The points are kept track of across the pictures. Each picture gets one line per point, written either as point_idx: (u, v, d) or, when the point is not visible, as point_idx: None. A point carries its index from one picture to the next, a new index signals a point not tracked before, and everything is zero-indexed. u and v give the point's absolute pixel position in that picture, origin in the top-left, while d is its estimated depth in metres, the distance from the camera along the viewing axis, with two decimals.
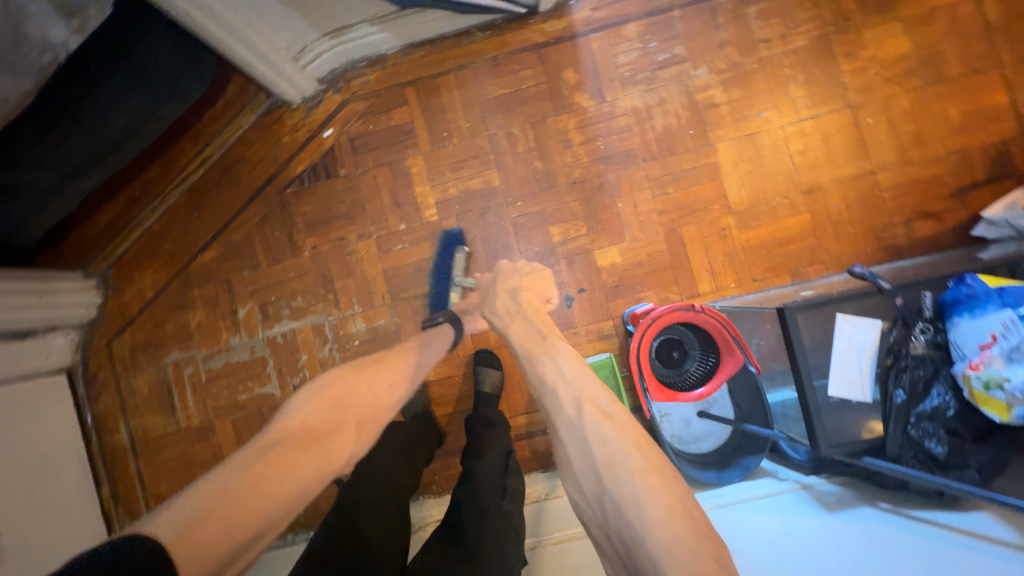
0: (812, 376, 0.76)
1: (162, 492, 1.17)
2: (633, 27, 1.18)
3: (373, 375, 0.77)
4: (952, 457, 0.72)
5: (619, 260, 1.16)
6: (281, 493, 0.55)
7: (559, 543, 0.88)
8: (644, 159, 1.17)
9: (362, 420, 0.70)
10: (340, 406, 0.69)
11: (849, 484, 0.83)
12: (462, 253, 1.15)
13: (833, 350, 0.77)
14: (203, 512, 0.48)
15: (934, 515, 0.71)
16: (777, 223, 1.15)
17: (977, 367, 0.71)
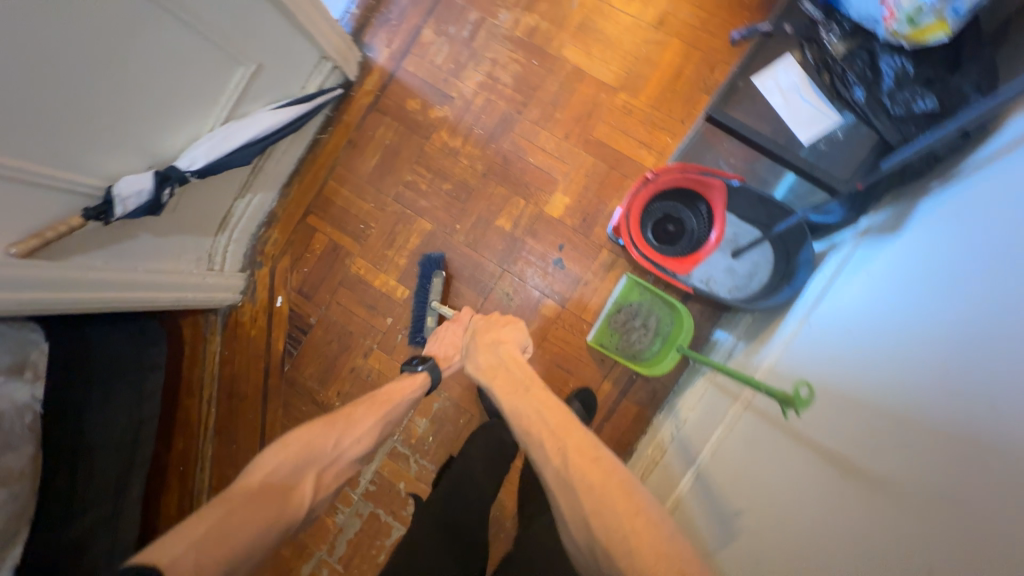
0: (776, 142, 0.79)
1: None
2: (427, 31, 1.24)
3: (380, 406, 0.79)
4: (948, 99, 0.67)
5: (569, 199, 1.17)
6: (264, 509, 0.56)
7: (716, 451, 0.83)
8: (520, 112, 1.20)
9: (350, 433, 0.71)
10: (336, 423, 0.71)
11: (896, 197, 0.78)
12: (440, 276, 1.15)
13: (774, 104, 0.78)
14: (193, 531, 0.50)
15: (982, 155, 0.65)
16: (660, 66, 1.16)
17: (893, 17, 0.68)
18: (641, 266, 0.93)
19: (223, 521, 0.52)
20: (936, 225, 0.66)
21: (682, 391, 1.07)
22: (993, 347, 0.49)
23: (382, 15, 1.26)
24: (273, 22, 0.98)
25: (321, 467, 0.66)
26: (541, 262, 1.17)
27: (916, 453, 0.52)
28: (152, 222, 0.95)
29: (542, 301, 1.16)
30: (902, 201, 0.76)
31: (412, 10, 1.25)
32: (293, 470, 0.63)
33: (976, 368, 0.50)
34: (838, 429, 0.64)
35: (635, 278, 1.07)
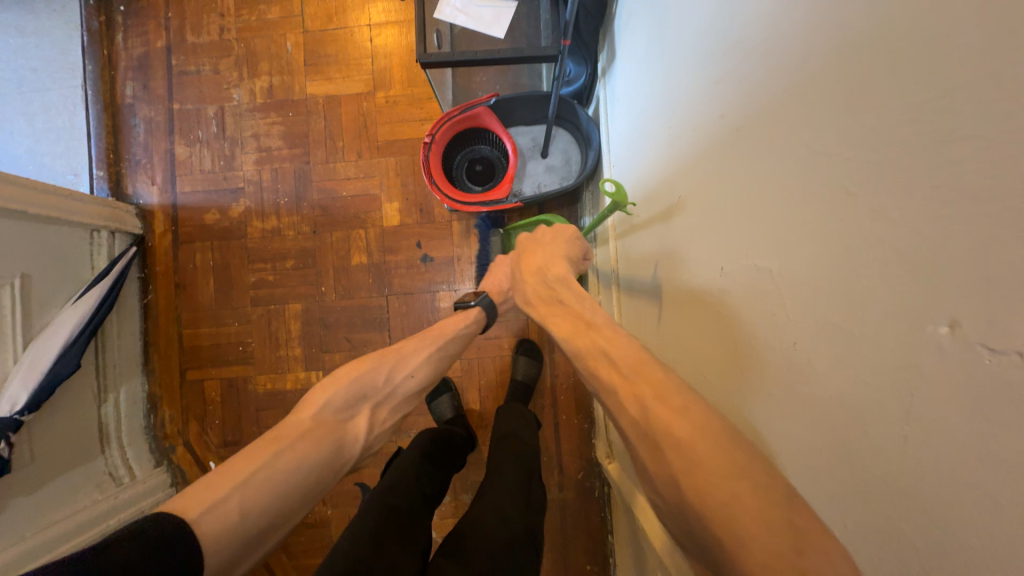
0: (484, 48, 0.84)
1: None
2: (180, 148, 1.22)
3: (432, 341, 0.72)
4: None
5: (398, 202, 1.20)
6: (323, 438, 0.55)
7: (625, 311, 0.88)
8: (307, 162, 1.22)
9: (401, 366, 0.66)
10: (386, 356, 0.66)
11: (605, 34, 0.89)
12: (495, 236, 1.14)
13: (463, 24, 0.85)
14: (234, 472, 0.48)
15: None
16: (391, 50, 1.21)
17: None
18: (474, 210, 0.97)
19: (272, 460, 0.50)
20: (627, 29, 0.77)
21: (589, 288, 1.13)
22: (683, 75, 0.58)
23: (130, 161, 1.22)
24: (8, 229, 0.92)
25: (374, 400, 0.63)
26: (413, 267, 1.19)
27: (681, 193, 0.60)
28: (14, 481, 0.86)
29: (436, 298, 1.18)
30: (611, 33, 0.86)
31: (153, 140, 1.22)
32: (346, 402, 0.60)
33: (680, 100, 0.59)
34: (652, 225, 0.70)
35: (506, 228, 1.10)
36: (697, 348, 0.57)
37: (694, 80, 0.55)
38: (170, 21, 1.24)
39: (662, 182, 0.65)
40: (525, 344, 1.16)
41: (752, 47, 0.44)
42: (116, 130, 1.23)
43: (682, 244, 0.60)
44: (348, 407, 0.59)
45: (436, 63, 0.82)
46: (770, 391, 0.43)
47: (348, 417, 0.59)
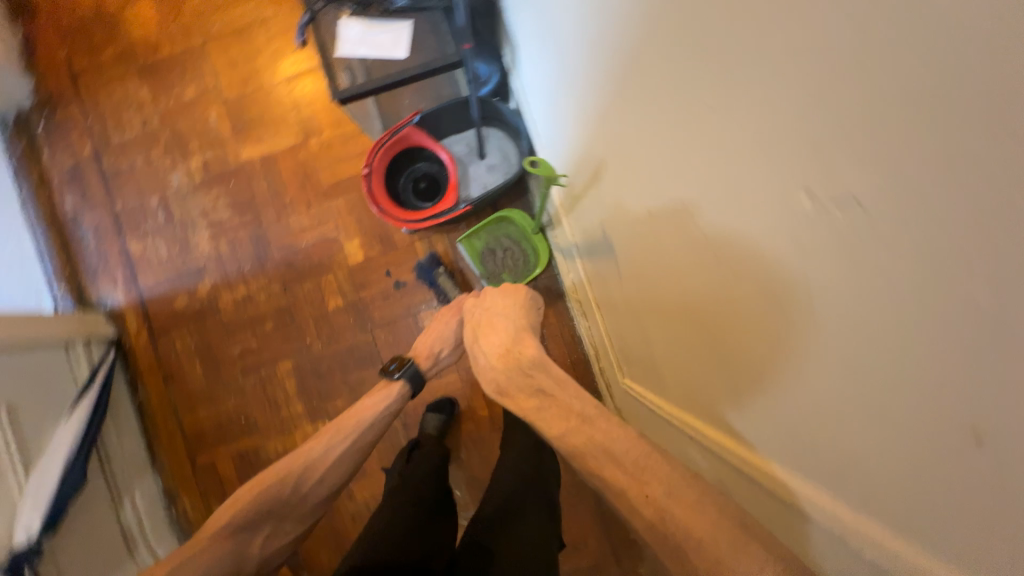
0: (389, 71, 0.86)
1: None
2: (132, 245, 1.23)
3: (347, 436, 0.71)
4: None
5: (359, 238, 1.22)
6: (233, 548, 0.59)
7: (596, 277, 0.91)
8: (261, 223, 1.23)
9: (315, 470, 0.68)
10: (299, 458, 0.68)
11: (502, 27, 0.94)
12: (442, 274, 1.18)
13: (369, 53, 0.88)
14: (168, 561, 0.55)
15: None
16: (312, 98, 1.24)
17: None
18: (429, 225, 1.01)
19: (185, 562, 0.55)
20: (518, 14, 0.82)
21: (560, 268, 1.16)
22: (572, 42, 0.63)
23: (87, 270, 1.23)
24: None
25: (282, 513, 0.65)
26: (389, 297, 1.21)
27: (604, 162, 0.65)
28: None
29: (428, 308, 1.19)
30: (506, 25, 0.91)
31: (105, 243, 1.23)
32: (261, 512, 0.63)
33: (578, 70, 0.63)
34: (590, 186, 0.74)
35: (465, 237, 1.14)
36: (658, 288, 0.63)
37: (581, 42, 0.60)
38: (92, 127, 1.25)
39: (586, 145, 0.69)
40: None
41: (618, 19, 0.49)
42: (65, 244, 1.23)
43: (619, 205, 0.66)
44: (251, 527, 0.61)
45: (348, 97, 0.85)
46: (725, 306, 0.49)
47: (253, 533, 0.62)
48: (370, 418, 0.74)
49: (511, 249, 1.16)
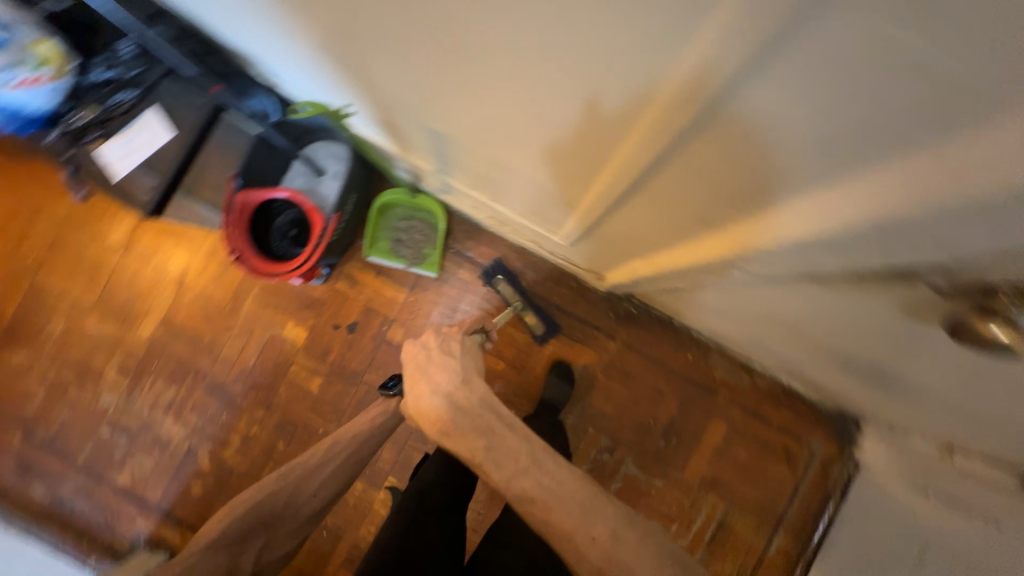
0: None
1: (773, 469, 1.21)
2: (119, 479, 1.20)
3: (340, 456, 0.78)
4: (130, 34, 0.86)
5: (291, 318, 1.22)
6: (223, 558, 0.65)
7: (473, 177, 0.93)
8: (205, 374, 1.22)
9: (309, 484, 0.75)
10: (294, 472, 0.75)
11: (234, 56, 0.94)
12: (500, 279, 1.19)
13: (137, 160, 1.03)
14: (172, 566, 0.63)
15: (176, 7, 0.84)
16: (161, 245, 1.22)
17: (38, 78, 0.92)
18: (319, 254, 0.99)
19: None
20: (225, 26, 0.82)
21: (459, 206, 1.18)
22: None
23: (99, 530, 1.19)
24: None
25: (273, 528, 0.72)
26: (354, 342, 1.23)
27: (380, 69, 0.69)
28: None
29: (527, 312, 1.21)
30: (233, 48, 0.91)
31: (96, 496, 1.20)
32: (251, 530, 0.69)
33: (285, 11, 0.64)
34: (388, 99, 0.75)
35: (368, 247, 1.21)
36: (489, 129, 0.67)
37: None
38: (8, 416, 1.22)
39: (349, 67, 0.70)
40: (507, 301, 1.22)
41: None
42: (64, 524, 1.19)
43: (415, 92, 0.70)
44: (242, 539, 0.68)
45: None
46: (516, 93, 0.54)
47: (245, 545, 0.68)
48: (371, 424, 0.81)
49: (412, 226, 1.22)
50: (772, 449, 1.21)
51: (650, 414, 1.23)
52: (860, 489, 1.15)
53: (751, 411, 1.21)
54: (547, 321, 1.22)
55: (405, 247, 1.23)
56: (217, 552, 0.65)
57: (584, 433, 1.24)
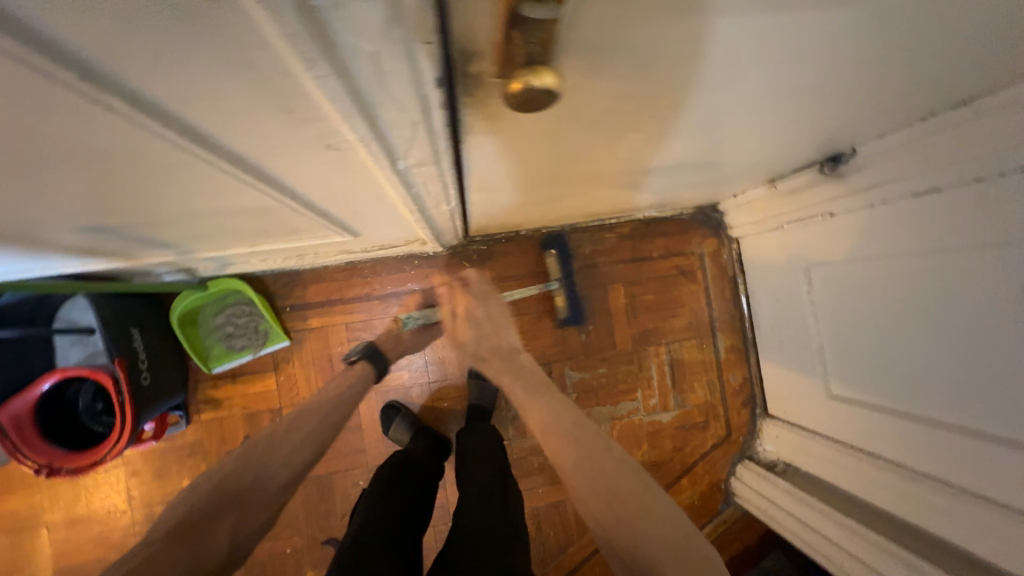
0: None
1: (687, 294, 1.26)
2: None
3: (319, 413, 0.84)
4: None
5: (183, 478, 1.10)
6: (195, 541, 0.60)
7: (222, 241, 0.82)
8: None
9: (278, 455, 0.75)
10: (259, 450, 0.75)
11: None
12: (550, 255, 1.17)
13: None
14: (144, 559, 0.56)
15: None
16: (0, 502, 1.06)
17: None
18: (129, 412, 0.87)
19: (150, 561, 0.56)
20: None
21: (262, 268, 1.07)
22: None
23: None
24: None
25: (242, 504, 0.68)
26: None
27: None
28: None
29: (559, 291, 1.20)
30: None
31: None
32: (227, 499, 0.67)
33: None
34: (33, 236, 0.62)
35: (203, 364, 1.09)
36: (120, 213, 0.57)
37: None
38: None
39: None
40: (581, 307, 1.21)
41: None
42: None
43: (25, 227, 0.58)
44: (213, 510, 0.65)
45: None
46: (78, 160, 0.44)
47: (218, 516, 0.64)
48: (335, 394, 0.88)
49: (232, 315, 1.12)
50: (669, 276, 1.26)
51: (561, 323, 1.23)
52: (747, 257, 1.22)
53: (633, 259, 1.24)
54: (572, 303, 1.20)
55: (240, 338, 1.12)
56: (188, 537, 0.60)
57: None
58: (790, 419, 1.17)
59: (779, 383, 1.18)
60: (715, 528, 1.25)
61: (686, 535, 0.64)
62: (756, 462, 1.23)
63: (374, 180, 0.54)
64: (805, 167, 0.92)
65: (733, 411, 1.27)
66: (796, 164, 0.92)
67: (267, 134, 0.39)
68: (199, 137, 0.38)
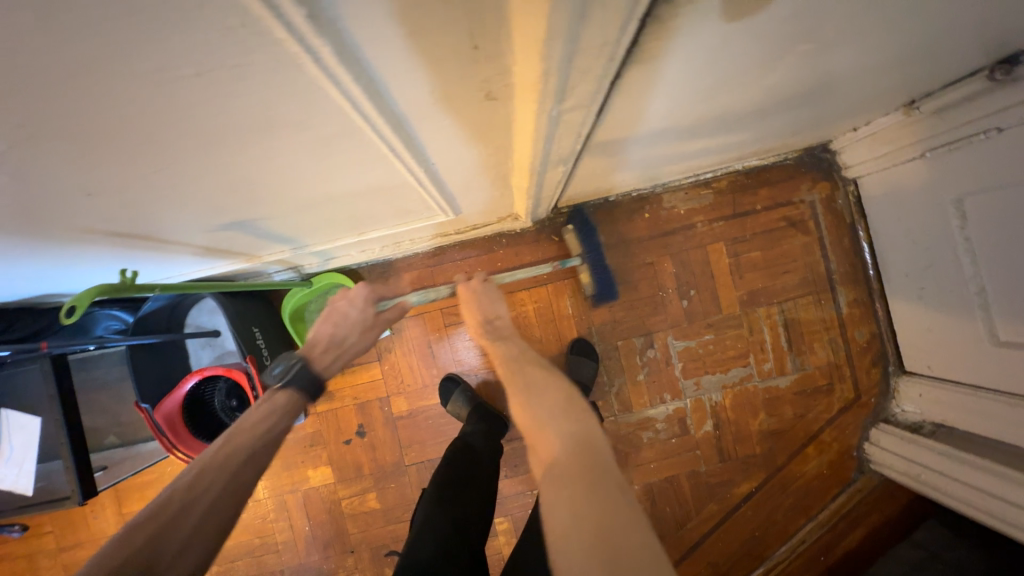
0: (28, 466, 0.79)
1: (799, 247, 1.15)
2: None
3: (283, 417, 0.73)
4: None
5: (306, 466, 1.16)
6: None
7: (338, 233, 0.84)
8: (280, 569, 1.17)
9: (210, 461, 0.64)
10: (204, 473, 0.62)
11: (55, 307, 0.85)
12: (569, 229, 1.12)
13: (30, 467, 0.79)
14: None
15: None
16: None
17: None
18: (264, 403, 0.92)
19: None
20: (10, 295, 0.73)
21: (362, 260, 1.10)
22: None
23: None
24: None
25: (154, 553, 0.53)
26: (374, 441, 1.17)
27: (130, 241, 0.61)
28: None
29: (583, 266, 1.14)
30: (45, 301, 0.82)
31: None
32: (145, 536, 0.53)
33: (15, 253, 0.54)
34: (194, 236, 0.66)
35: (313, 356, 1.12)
36: (269, 200, 0.58)
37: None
38: None
39: (127, 241, 0.60)
40: (672, 275, 1.16)
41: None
42: None
43: (180, 228, 0.61)
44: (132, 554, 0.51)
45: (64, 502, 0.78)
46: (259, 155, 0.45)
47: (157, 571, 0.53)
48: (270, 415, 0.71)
49: None
50: (777, 230, 1.16)
51: (657, 292, 1.16)
52: (869, 200, 1.09)
53: (732, 216, 1.16)
54: (601, 278, 1.14)
55: None
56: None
57: (624, 351, 1.17)
58: (936, 376, 1.04)
59: (919, 336, 1.05)
60: (849, 498, 1.14)
61: (589, 431, 0.63)
62: (895, 425, 1.10)
63: (510, 125, 0.50)
64: (963, 79, 0.79)
65: (861, 371, 1.15)
66: (952, 76, 0.78)
67: (442, 83, 0.38)
68: (378, 95, 0.36)
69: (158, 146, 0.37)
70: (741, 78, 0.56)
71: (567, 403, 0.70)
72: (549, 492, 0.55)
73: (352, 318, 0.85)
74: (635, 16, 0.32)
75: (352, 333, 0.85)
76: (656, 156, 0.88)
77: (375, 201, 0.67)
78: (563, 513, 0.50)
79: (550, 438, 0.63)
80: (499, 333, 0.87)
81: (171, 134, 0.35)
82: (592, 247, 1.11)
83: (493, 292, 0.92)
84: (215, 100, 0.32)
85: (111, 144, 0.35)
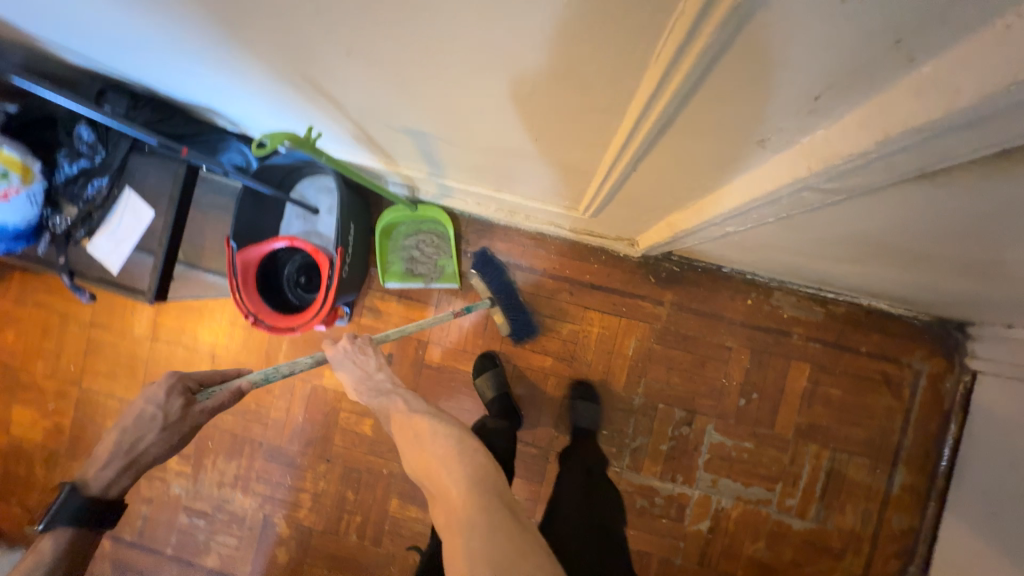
0: (125, 250, 0.85)
1: (882, 406, 1.09)
2: (209, 560, 1.22)
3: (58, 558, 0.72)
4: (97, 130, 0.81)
5: (326, 366, 1.18)
6: None
7: (479, 181, 0.85)
8: (260, 442, 1.21)
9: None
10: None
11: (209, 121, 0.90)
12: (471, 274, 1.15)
13: (127, 249, 0.84)
14: None
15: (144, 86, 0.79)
16: (190, 327, 1.22)
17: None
18: (334, 293, 0.96)
19: None
20: (190, 93, 0.77)
21: (468, 210, 1.11)
22: (217, 56, 0.57)
23: None
24: None
25: None
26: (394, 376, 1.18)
27: (325, 105, 0.63)
28: None
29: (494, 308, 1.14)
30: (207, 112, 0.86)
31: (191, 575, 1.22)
32: None
33: (242, 64, 0.57)
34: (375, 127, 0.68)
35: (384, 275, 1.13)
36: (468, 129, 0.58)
37: (218, 49, 0.55)
38: None
39: (326, 103, 0.63)
40: (743, 370, 1.12)
41: (142, 1, 0.47)
42: None
43: (374, 115, 0.63)
44: None
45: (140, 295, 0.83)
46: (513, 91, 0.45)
47: None
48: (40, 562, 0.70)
49: (421, 241, 1.15)
50: (870, 379, 1.09)
51: (720, 378, 1.12)
52: (981, 400, 1.01)
53: (833, 344, 1.10)
54: (514, 321, 1.13)
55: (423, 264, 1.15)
56: None
57: (660, 415, 1.14)
58: None
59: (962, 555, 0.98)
60: None
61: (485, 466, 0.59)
62: None
63: (742, 173, 0.48)
64: None
65: (880, 554, 1.08)
66: None
67: (745, 114, 0.36)
68: (687, 94, 0.35)
69: (453, 33, 0.38)
70: (978, 238, 0.52)
71: (456, 435, 0.63)
72: (454, 544, 0.51)
73: (148, 418, 0.71)
74: (999, 150, 0.29)
75: (146, 435, 0.71)
76: (803, 258, 0.84)
77: (547, 172, 0.66)
78: (472, 565, 0.48)
79: (450, 483, 0.57)
80: (377, 388, 0.74)
81: (478, 27, 0.36)
82: (498, 291, 1.12)
83: (367, 351, 0.79)
84: (554, 17, 0.32)
85: (426, 13, 0.36)
